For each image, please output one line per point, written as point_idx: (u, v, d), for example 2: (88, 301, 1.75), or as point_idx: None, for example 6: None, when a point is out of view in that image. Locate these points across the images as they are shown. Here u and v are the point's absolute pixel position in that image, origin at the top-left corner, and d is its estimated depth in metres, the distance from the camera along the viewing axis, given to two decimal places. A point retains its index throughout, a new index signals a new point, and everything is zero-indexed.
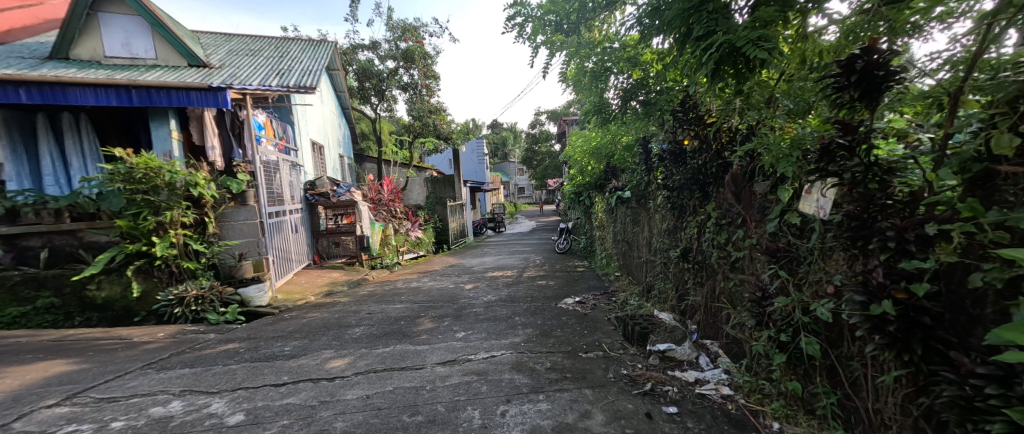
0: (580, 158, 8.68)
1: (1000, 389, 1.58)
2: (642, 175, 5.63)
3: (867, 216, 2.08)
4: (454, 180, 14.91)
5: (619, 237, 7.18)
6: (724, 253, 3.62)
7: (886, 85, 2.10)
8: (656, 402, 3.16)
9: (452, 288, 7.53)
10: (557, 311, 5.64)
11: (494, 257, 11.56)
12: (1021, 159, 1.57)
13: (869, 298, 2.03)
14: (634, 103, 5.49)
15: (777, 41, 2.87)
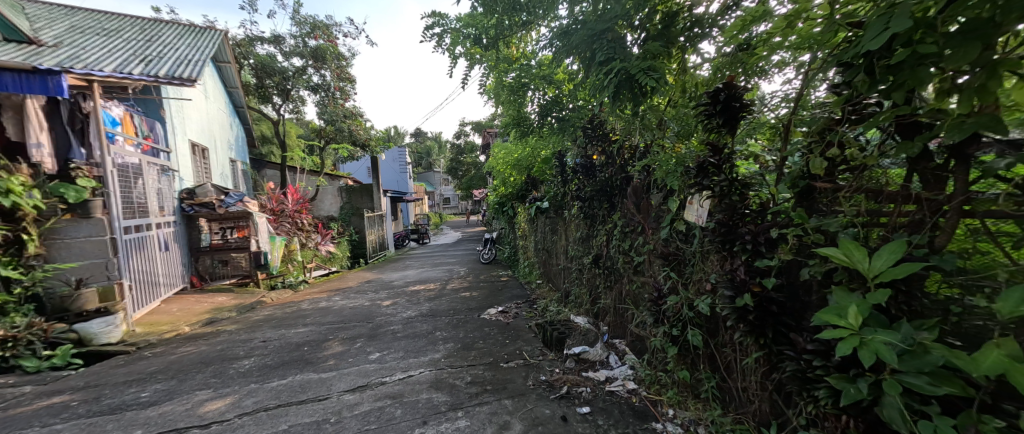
0: (502, 169, 8.87)
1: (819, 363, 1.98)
2: (559, 187, 5.94)
3: (731, 223, 2.45)
4: (371, 188, 14.29)
5: (540, 246, 7.45)
6: (628, 258, 3.96)
7: (743, 113, 2.53)
8: (571, 405, 3.34)
9: (369, 305, 7.14)
10: (479, 322, 5.68)
11: (415, 270, 11.27)
12: (829, 177, 1.94)
13: (736, 292, 2.39)
14: (549, 118, 5.79)
15: (664, 73, 3.30)
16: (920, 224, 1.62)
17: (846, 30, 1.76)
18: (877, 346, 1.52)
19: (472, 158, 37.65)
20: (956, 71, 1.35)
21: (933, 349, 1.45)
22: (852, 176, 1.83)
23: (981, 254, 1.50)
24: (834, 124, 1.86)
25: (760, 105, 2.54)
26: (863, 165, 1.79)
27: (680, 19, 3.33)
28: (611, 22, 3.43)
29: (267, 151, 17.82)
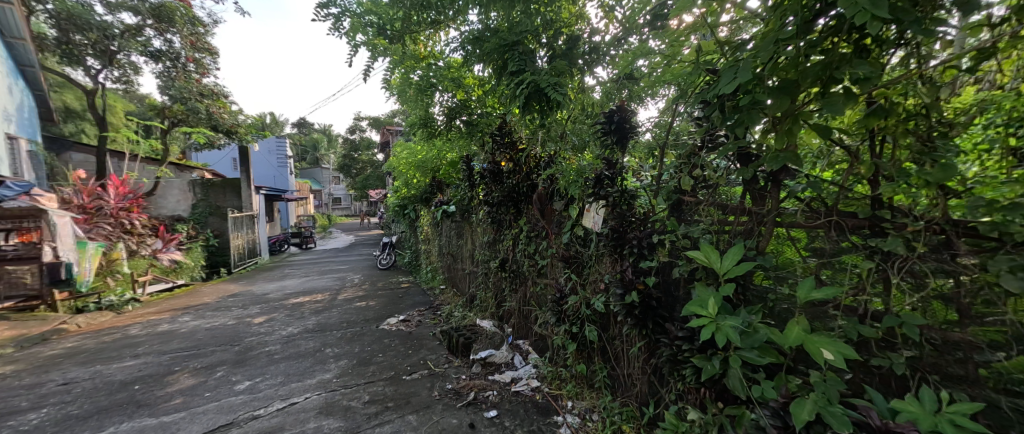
0: (405, 171, 8.63)
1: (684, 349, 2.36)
2: (466, 191, 6.02)
3: (621, 229, 2.80)
4: (241, 191, 12.83)
5: (444, 251, 7.45)
6: (533, 261, 4.22)
7: (632, 133, 2.97)
8: (478, 411, 3.45)
9: (234, 325, 6.35)
10: (377, 335, 5.50)
11: (297, 280, 10.37)
12: (693, 193, 2.37)
13: (625, 290, 2.70)
14: (456, 122, 5.91)
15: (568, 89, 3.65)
16: (751, 230, 2.08)
17: (706, 74, 2.14)
18: (726, 329, 1.87)
19: (370, 156, 35.80)
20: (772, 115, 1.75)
21: (761, 328, 1.85)
22: (708, 192, 2.27)
23: (788, 254, 1.96)
24: (697, 150, 2.28)
25: (640, 129, 2.96)
26: (716, 183, 2.23)
27: (581, 43, 3.75)
28: (522, 36, 3.66)
29: (70, 127, 14.18)
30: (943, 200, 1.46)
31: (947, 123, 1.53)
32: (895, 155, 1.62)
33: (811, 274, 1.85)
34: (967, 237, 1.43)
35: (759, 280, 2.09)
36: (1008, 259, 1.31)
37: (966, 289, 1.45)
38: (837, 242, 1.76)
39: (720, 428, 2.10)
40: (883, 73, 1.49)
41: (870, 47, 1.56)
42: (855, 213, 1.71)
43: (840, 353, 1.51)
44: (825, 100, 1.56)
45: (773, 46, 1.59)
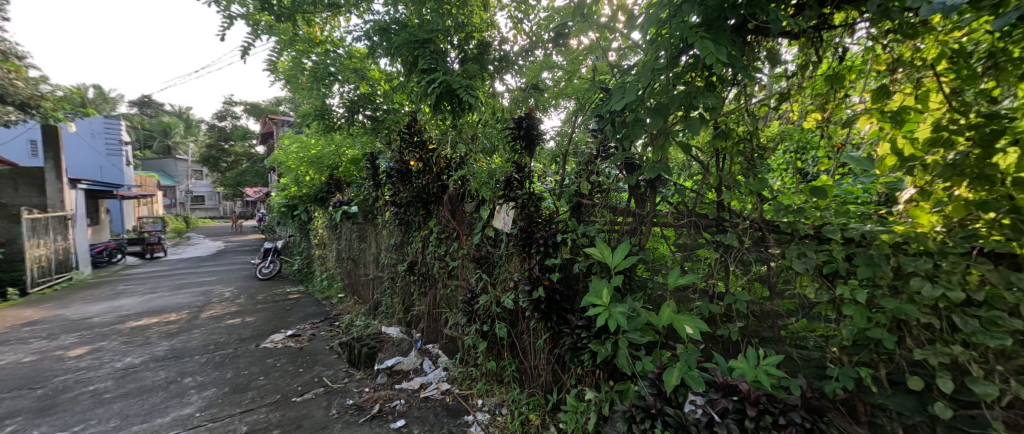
0: (298, 167, 7.86)
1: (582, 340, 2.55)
2: (369, 190, 5.66)
3: (529, 231, 2.88)
4: (45, 183, 9.68)
5: (345, 256, 6.91)
6: (443, 263, 4.20)
7: (538, 140, 3.19)
8: (384, 423, 3.38)
9: (33, 363, 4.84)
10: (258, 354, 4.90)
11: (130, 296, 8.46)
12: (591, 196, 2.64)
13: (532, 286, 2.80)
14: (360, 117, 5.64)
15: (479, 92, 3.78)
16: (635, 229, 2.44)
17: (600, 91, 2.44)
18: (616, 316, 2.15)
19: (247, 147, 31.06)
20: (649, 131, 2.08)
21: (643, 313, 2.17)
22: (602, 196, 2.59)
23: (662, 250, 2.33)
24: (594, 159, 2.57)
25: (544, 137, 3.21)
26: (609, 189, 2.55)
27: (491, 51, 3.95)
28: (434, 34, 3.62)
29: None
30: (760, 205, 1.91)
31: (762, 146, 2.01)
32: (730, 170, 2.05)
33: (679, 264, 2.25)
34: (774, 233, 1.87)
35: (641, 272, 2.43)
36: (797, 248, 1.74)
37: (773, 273, 1.88)
38: (696, 239, 2.17)
39: (611, 402, 2.40)
40: (724, 104, 1.89)
41: (716, 83, 1.98)
42: (706, 214, 2.12)
43: (697, 327, 1.88)
44: (686, 124, 1.91)
45: (652, 73, 1.89)
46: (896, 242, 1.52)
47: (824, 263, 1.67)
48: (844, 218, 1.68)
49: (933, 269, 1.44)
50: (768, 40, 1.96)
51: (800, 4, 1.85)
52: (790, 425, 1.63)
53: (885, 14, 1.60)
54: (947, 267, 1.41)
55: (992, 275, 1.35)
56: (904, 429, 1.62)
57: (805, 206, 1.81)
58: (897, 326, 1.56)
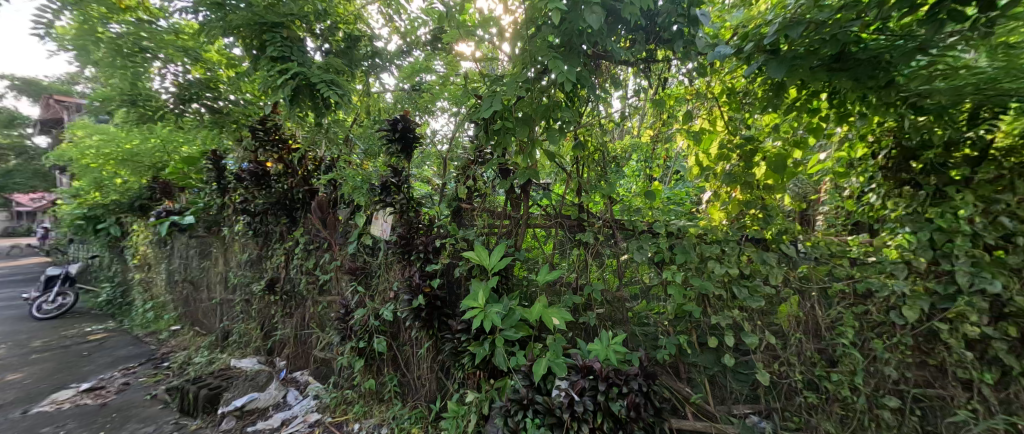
0: (93, 166, 5.75)
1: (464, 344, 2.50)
2: (209, 195, 4.31)
3: (409, 236, 2.80)
4: None
5: (179, 277, 4.91)
6: (312, 278, 3.41)
7: (414, 143, 3.03)
8: None
9: None
10: (13, 422, 3.19)
11: None
12: (469, 199, 2.72)
13: (412, 295, 2.67)
14: (190, 107, 3.88)
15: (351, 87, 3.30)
16: (511, 232, 2.59)
17: (474, 97, 2.54)
18: (491, 316, 2.25)
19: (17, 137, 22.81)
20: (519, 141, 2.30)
21: (517, 311, 2.33)
22: (481, 200, 2.69)
23: (536, 249, 2.53)
24: (472, 164, 2.68)
25: (430, 140, 3.18)
26: (486, 193, 2.67)
27: (360, 45, 3.49)
28: (288, 18, 2.92)
29: None
30: (611, 207, 2.31)
31: (610, 157, 2.46)
32: (587, 176, 2.40)
33: (547, 261, 2.48)
34: (622, 230, 2.31)
35: (517, 272, 2.57)
36: (637, 243, 2.21)
37: (622, 264, 2.30)
38: (561, 238, 2.45)
39: (491, 401, 2.47)
40: (574, 117, 2.24)
41: (572, 99, 2.30)
42: (569, 215, 2.43)
43: (563, 318, 2.14)
44: (546, 133, 2.19)
45: (521, 85, 2.11)
46: (699, 233, 2.12)
47: (655, 253, 2.18)
48: (665, 216, 2.24)
49: (720, 253, 2.06)
50: (613, 67, 2.38)
51: (632, 38, 2.29)
52: (630, 393, 2.00)
53: (687, 54, 2.15)
54: (728, 251, 2.05)
55: (753, 256, 2.02)
56: (710, 378, 2.22)
57: (641, 207, 2.32)
58: (703, 299, 2.14)
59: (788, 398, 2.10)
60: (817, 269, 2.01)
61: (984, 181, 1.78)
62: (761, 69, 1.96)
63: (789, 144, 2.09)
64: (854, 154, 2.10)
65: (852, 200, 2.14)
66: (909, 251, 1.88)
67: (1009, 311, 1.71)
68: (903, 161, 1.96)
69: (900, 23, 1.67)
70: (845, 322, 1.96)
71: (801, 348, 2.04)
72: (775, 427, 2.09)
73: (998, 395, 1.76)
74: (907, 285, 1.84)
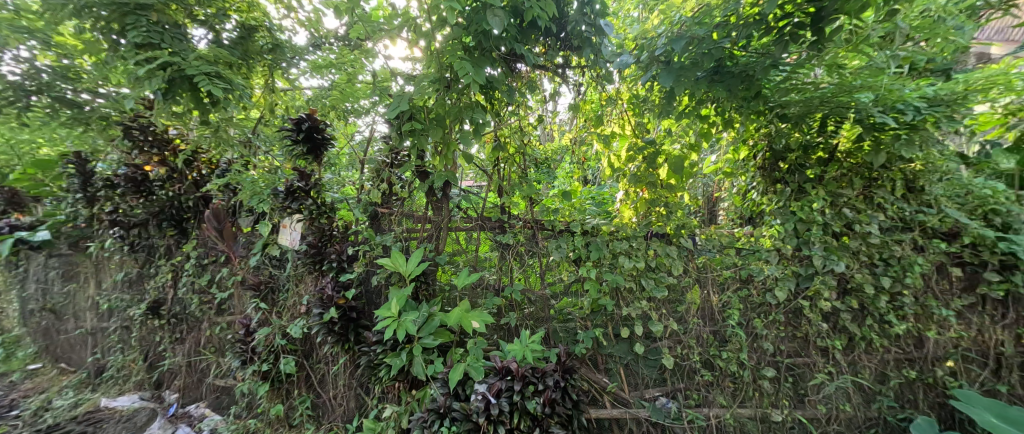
0: None
1: (382, 354, 2.38)
2: (71, 204, 3.57)
3: (321, 244, 2.62)
4: None
5: (35, 306, 3.94)
6: (207, 297, 2.98)
7: (324, 146, 2.71)
8: None
9: None
10: None
11: None
12: (387, 204, 2.60)
13: (323, 309, 2.48)
14: (36, 99, 2.81)
15: (250, 83, 2.72)
16: (433, 236, 2.53)
17: (386, 96, 2.44)
18: (406, 325, 2.18)
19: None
20: (434, 142, 2.34)
21: (437, 317, 2.30)
22: (399, 203, 2.57)
23: (458, 253, 2.50)
24: (387, 166, 2.53)
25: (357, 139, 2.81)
26: (405, 197, 2.56)
27: (257, 35, 2.75)
28: (159, 0, 2.28)
29: None
30: (531, 208, 2.37)
31: (533, 158, 2.54)
32: (509, 178, 2.45)
33: (470, 265, 2.46)
34: (542, 231, 2.38)
35: (440, 277, 2.51)
36: (555, 242, 2.31)
37: (544, 265, 2.36)
38: (482, 239, 2.45)
39: (412, 413, 2.36)
40: (490, 120, 2.32)
41: (490, 103, 2.37)
42: (491, 217, 2.42)
43: (482, 321, 2.15)
44: (460, 135, 2.29)
45: (428, 85, 2.16)
46: (611, 231, 2.25)
47: (572, 251, 2.29)
48: (582, 215, 2.32)
49: (629, 248, 2.21)
50: (533, 72, 2.45)
51: (546, 44, 2.38)
52: (547, 389, 2.09)
53: (595, 62, 2.30)
54: (635, 247, 2.21)
55: (658, 250, 2.20)
56: (624, 367, 2.33)
57: (561, 206, 2.38)
58: (616, 293, 2.26)
59: (690, 378, 2.27)
60: (712, 260, 2.22)
61: (831, 178, 2.16)
62: (655, 79, 2.20)
63: (686, 147, 2.33)
64: (739, 157, 2.38)
65: (740, 197, 2.38)
66: (780, 239, 2.16)
67: (850, 287, 2.13)
68: (774, 162, 2.27)
69: (759, 42, 1.99)
70: (732, 306, 2.19)
71: (699, 332, 2.24)
72: (681, 405, 2.24)
73: (847, 358, 2.16)
74: (778, 270, 2.14)
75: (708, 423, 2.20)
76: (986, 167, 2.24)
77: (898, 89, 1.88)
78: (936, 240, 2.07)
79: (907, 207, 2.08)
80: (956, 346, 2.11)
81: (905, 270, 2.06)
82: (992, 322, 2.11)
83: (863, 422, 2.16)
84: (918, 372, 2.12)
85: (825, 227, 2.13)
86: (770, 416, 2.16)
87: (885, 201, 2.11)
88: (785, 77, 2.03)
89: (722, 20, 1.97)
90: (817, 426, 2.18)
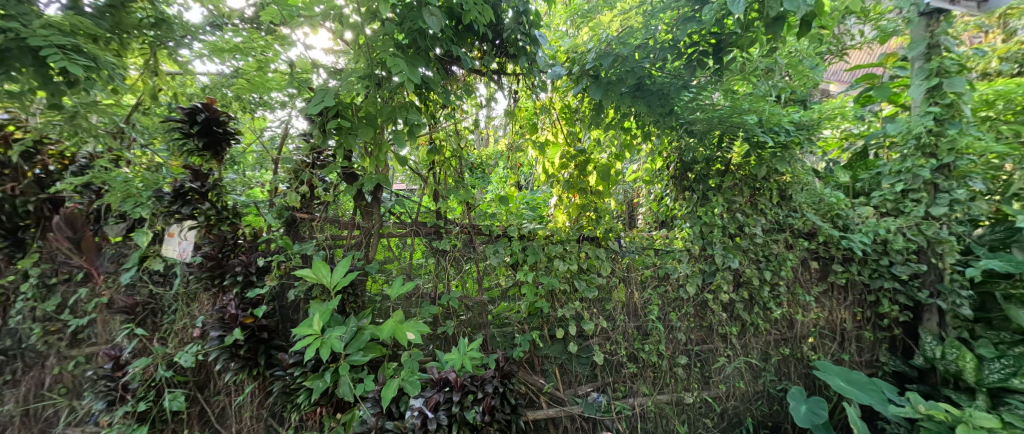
0: None
1: (300, 377, 2.13)
2: None
3: (221, 255, 2.28)
4: None
5: None
6: (54, 326, 2.37)
7: (226, 141, 2.40)
8: None
9: None
10: None
11: None
12: (306, 209, 2.37)
13: (224, 331, 2.15)
14: None
15: (124, 64, 2.22)
16: (361, 243, 2.38)
17: (306, 90, 2.29)
18: (332, 341, 1.98)
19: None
20: (361, 142, 2.20)
21: (367, 330, 2.14)
22: (322, 208, 2.38)
23: (389, 260, 2.38)
24: (307, 167, 2.32)
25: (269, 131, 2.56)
26: (328, 201, 2.36)
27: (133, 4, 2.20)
28: None
29: None
30: (468, 213, 2.36)
31: (469, 163, 2.50)
32: (444, 182, 2.40)
33: (403, 272, 2.37)
34: (478, 235, 2.38)
35: (369, 287, 2.36)
36: (493, 246, 2.33)
37: (481, 269, 2.39)
38: (417, 245, 2.39)
39: None
40: (425, 122, 2.24)
41: (425, 104, 2.30)
42: (426, 222, 2.37)
43: (418, 331, 2.06)
44: (393, 136, 2.17)
45: (355, 81, 2.02)
46: (546, 235, 2.33)
47: (509, 255, 2.33)
48: (519, 219, 2.37)
49: (563, 252, 2.31)
50: (469, 76, 2.45)
51: (482, 49, 2.39)
52: (486, 396, 2.07)
53: (530, 71, 2.37)
54: (569, 250, 2.32)
55: (589, 253, 2.34)
56: (559, 366, 2.42)
57: (498, 212, 2.39)
58: (551, 295, 2.35)
59: (618, 371, 2.44)
60: (634, 260, 2.43)
61: (728, 187, 2.50)
62: (585, 92, 2.37)
63: (612, 156, 2.52)
64: (656, 166, 2.64)
65: (656, 203, 2.63)
66: (689, 240, 2.44)
67: (742, 280, 2.49)
68: (684, 172, 2.57)
69: (672, 65, 2.24)
70: (653, 302, 2.41)
71: (625, 327, 2.42)
72: (609, 398, 2.39)
73: (740, 341, 2.52)
74: (688, 267, 2.41)
75: (633, 412, 2.39)
76: (831, 180, 2.82)
77: (775, 113, 2.28)
78: (800, 239, 2.54)
79: (781, 212, 2.51)
80: (815, 325, 2.61)
81: (780, 264, 2.49)
82: (837, 304, 2.65)
83: (753, 396, 2.54)
84: (791, 349, 2.57)
85: (723, 229, 2.47)
86: (683, 399, 2.42)
87: (766, 207, 2.51)
88: (692, 98, 2.32)
89: (642, 42, 2.16)
90: (719, 403, 2.49)
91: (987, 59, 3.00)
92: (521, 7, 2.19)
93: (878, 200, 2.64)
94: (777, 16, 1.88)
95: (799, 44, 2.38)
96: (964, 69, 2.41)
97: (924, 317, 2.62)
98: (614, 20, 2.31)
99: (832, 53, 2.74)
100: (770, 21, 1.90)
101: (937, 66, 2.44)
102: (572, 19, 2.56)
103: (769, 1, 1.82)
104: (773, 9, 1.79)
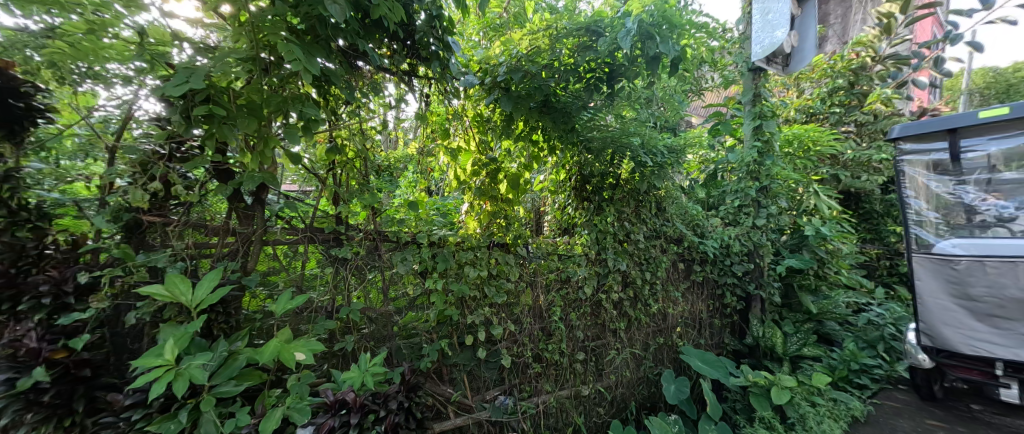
0: None
1: (142, 422, 1.66)
2: None
3: (14, 271, 1.68)
4: None
5: None
6: None
7: (28, 119, 1.82)
8: None
9: None
10: None
11: None
12: (157, 211, 1.89)
13: (17, 372, 1.58)
14: None
15: None
16: (237, 252, 2.03)
17: (167, 68, 1.84)
18: (192, 372, 1.60)
19: None
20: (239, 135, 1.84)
21: (243, 354, 1.79)
22: (181, 210, 1.93)
23: (274, 272, 2.08)
24: (161, 159, 1.85)
25: (95, 114, 1.89)
26: (190, 201, 1.93)
27: None
28: None
29: None
30: (373, 218, 2.21)
31: (375, 165, 2.34)
32: (346, 184, 2.21)
33: (293, 285, 2.10)
34: (384, 242, 2.24)
35: (247, 304, 2.01)
36: (400, 254, 2.21)
37: (387, 278, 2.25)
38: (310, 254, 2.13)
39: None
40: (324, 118, 2.00)
41: (327, 99, 2.09)
42: (324, 229, 2.13)
43: (309, 351, 1.81)
44: (284, 130, 1.86)
45: (233, 61, 1.68)
46: (457, 241, 2.30)
47: (418, 263, 2.22)
48: (428, 225, 2.29)
49: (473, 258, 2.31)
50: (378, 73, 2.31)
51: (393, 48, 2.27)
52: (390, 414, 1.92)
53: (442, 76, 2.31)
54: (479, 257, 2.32)
55: (499, 259, 2.38)
56: (468, 373, 2.41)
57: (407, 217, 2.29)
58: (461, 302, 2.33)
59: (523, 372, 2.53)
60: (540, 265, 2.55)
61: (618, 198, 2.82)
62: (496, 102, 2.47)
63: (521, 166, 2.69)
64: (559, 177, 2.85)
65: (559, 211, 2.81)
66: (586, 246, 2.67)
67: (629, 281, 2.83)
68: (582, 184, 2.81)
69: (573, 86, 2.45)
70: (555, 304, 2.57)
71: (530, 330, 2.52)
72: (515, 399, 2.48)
73: (627, 335, 2.86)
74: (586, 270, 2.64)
75: (537, 409, 2.51)
76: (692, 196, 3.39)
77: (652, 137, 2.66)
78: (671, 244, 3.00)
79: (657, 222, 2.94)
80: (681, 318, 3.11)
81: (656, 266, 2.92)
82: (694, 299, 3.20)
83: (635, 382, 2.90)
84: (661, 338, 3.01)
85: (614, 236, 2.76)
86: (581, 392, 2.65)
87: (647, 217, 2.91)
88: (589, 118, 2.57)
89: (548, 62, 2.32)
90: (610, 391, 2.79)
91: (789, 108, 4.06)
92: (434, 10, 2.13)
93: (724, 213, 3.28)
94: (655, 56, 2.18)
95: (670, 83, 2.84)
96: (775, 115, 3.14)
97: (751, 305, 3.29)
98: (524, 38, 2.39)
99: (693, 92, 3.33)
100: (649, 59, 2.19)
101: (760, 111, 3.13)
102: (484, 31, 2.64)
103: (649, 42, 2.09)
104: (652, 49, 2.08)
